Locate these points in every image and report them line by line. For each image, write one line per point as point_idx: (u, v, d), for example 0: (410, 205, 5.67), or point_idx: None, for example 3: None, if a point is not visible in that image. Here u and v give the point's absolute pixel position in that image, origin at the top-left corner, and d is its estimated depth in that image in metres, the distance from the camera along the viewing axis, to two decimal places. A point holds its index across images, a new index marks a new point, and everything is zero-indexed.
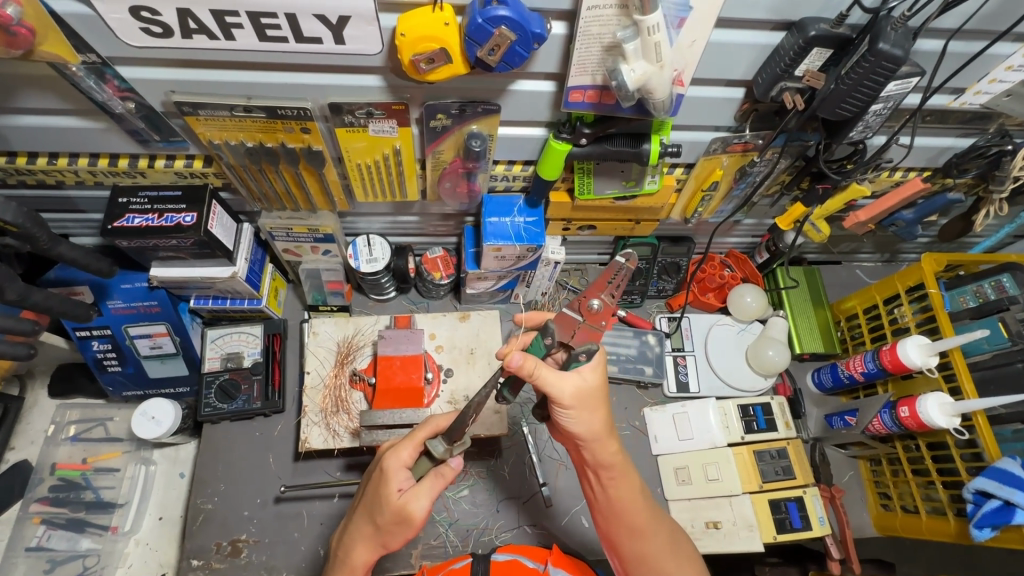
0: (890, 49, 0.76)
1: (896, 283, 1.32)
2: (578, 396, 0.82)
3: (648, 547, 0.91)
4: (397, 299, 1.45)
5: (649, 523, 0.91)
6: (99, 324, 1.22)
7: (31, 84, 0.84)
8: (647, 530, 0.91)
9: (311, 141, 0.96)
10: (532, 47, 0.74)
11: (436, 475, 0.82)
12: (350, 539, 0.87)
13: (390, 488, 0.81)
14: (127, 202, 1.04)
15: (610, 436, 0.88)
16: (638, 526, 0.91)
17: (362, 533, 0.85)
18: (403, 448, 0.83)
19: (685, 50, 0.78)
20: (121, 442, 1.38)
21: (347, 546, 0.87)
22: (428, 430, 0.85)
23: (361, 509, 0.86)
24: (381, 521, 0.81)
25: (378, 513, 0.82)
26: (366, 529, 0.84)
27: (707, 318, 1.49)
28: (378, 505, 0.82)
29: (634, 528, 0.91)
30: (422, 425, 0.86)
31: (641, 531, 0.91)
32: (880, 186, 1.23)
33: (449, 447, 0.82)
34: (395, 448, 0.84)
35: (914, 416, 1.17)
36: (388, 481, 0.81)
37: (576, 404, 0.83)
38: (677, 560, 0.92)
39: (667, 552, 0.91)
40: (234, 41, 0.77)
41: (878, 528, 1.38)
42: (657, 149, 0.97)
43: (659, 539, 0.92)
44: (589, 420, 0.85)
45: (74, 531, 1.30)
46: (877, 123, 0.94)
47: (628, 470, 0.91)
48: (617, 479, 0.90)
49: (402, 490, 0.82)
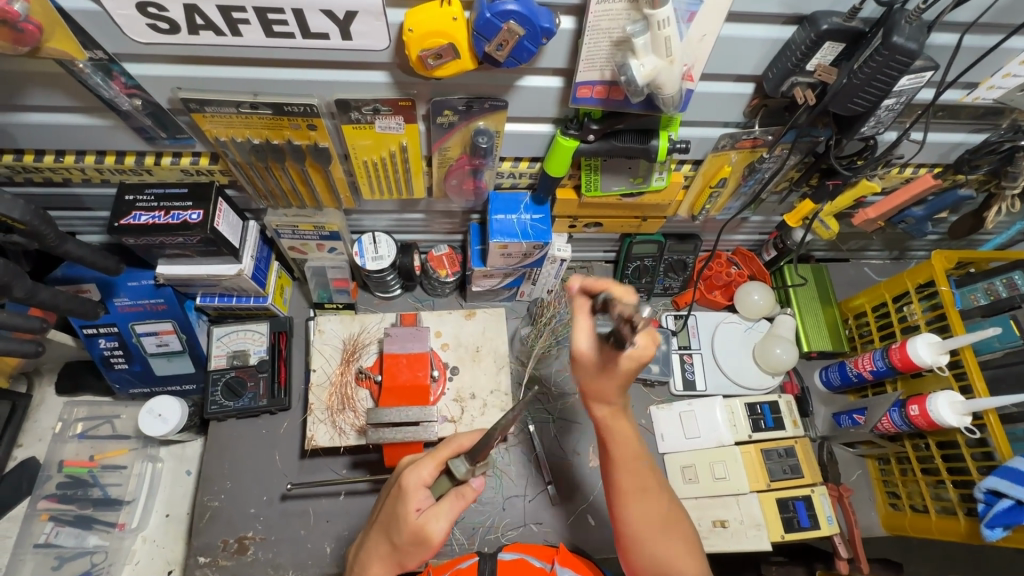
0: (905, 42, 0.75)
1: (905, 281, 1.31)
2: (586, 355, 0.83)
3: (635, 514, 0.89)
4: (403, 297, 1.45)
5: (638, 489, 0.90)
6: (106, 322, 1.22)
7: (38, 81, 0.84)
8: (633, 497, 0.90)
9: (317, 138, 0.96)
10: (540, 42, 0.73)
11: (457, 496, 0.80)
12: (366, 555, 0.86)
13: (409, 508, 0.79)
14: (134, 200, 1.03)
15: (612, 398, 0.89)
16: (628, 489, 0.90)
17: (378, 551, 0.84)
18: (424, 466, 0.82)
19: (695, 45, 0.77)
20: (128, 439, 1.38)
21: (362, 561, 0.86)
22: (450, 448, 0.84)
23: (377, 527, 0.85)
24: (399, 540, 0.80)
25: (395, 532, 0.81)
26: (383, 548, 0.83)
27: (714, 316, 1.48)
28: (396, 525, 0.81)
29: (622, 491, 0.90)
30: (445, 443, 0.84)
31: (628, 497, 0.90)
32: (890, 182, 1.22)
33: (472, 467, 0.82)
34: (416, 465, 0.82)
35: (924, 414, 1.16)
36: (408, 500, 0.80)
37: (585, 358, 0.83)
38: (659, 531, 0.89)
39: (653, 523, 0.89)
40: (240, 37, 0.76)
41: (886, 528, 1.37)
42: (665, 145, 0.96)
43: (647, 508, 0.89)
44: (593, 379, 0.87)
45: (82, 528, 1.30)
46: (889, 118, 0.93)
47: (621, 431, 0.91)
48: (612, 440, 0.91)
49: (421, 510, 0.80)
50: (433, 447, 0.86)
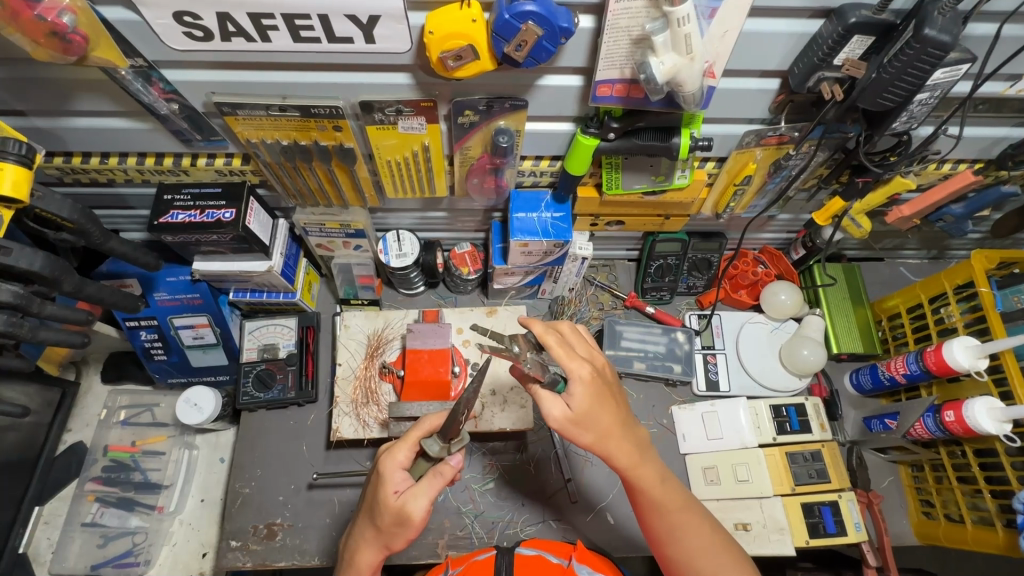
0: (937, 34, 0.72)
1: (943, 281, 1.26)
2: (572, 415, 0.81)
3: (690, 537, 0.89)
4: (426, 294, 1.48)
5: (686, 508, 0.90)
6: (146, 315, 1.29)
7: (86, 88, 0.89)
8: (684, 526, 0.89)
9: (343, 139, 0.99)
10: (559, 42, 0.74)
11: (436, 474, 0.81)
12: (356, 543, 0.87)
13: (388, 490, 0.82)
14: (172, 199, 1.08)
15: (621, 434, 0.85)
16: (676, 519, 0.89)
17: (366, 536, 0.85)
18: (400, 449, 0.84)
19: (717, 41, 0.76)
20: (167, 427, 1.46)
21: (354, 550, 0.87)
22: (422, 430, 0.86)
23: (364, 512, 0.88)
24: (383, 522, 0.82)
25: (378, 514, 0.83)
26: (370, 532, 0.85)
27: (739, 316, 1.46)
28: (377, 508, 0.83)
29: (673, 523, 0.89)
30: (416, 425, 0.86)
31: (679, 528, 0.89)
32: (927, 179, 1.17)
33: (446, 445, 0.83)
34: (391, 451, 0.85)
35: (960, 421, 1.12)
36: (386, 483, 0.82)
37: (578, 411, 0.81)
38: (720, 553, 0.89)
39: (707, 552, 0.88)
40: (270, 43, 0.79)
41: (918, 537, 1.32)
42: (688, 143, 0.94)
43: (697, 538, 0.89)
44: (595, 431, 0.83)
45: (125, 509, 1.39)
46: (923, 113, 0.90)
47: (642, 470, 0.88)
48: (639, 482, 0.88)
49: (400, 492, 0.82)
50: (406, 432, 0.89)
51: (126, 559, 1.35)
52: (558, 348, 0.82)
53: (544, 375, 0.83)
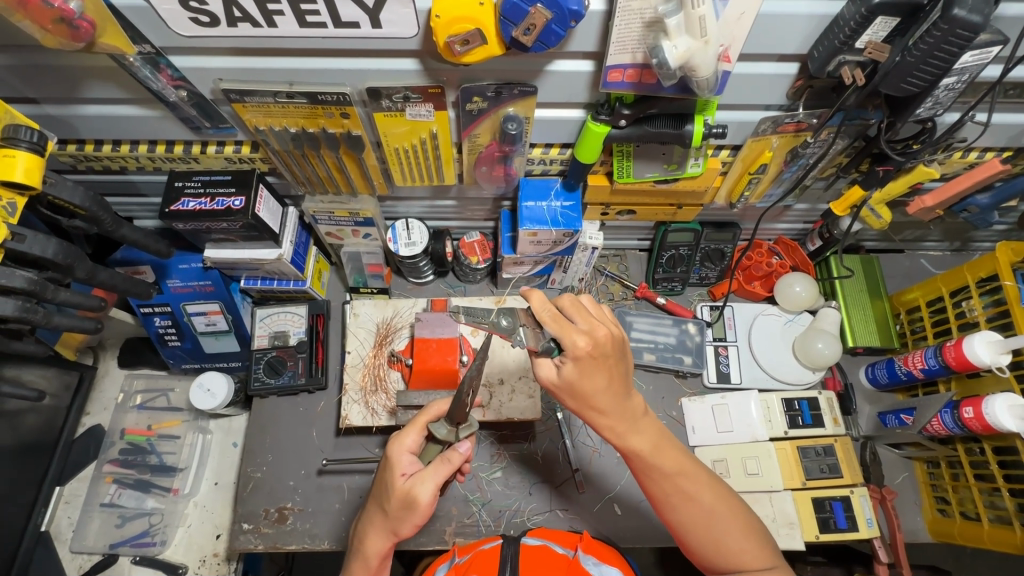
0: (967, 14, 0.69)
1: (965, 274, 1.23)
2: (562, 382, 0.80)
3: (691, 504, 0.89)
4: (435, 283, 1.47)
5: (683, 475, 0.89)
6: (159, 301, 1.31)
7: (94, 75, 0.89)
8: (685, 494, 0.89)
9: (351, 127, 0.98)
10: (569, 25, 0.72)
11: (444, 459, 0.82)
12: (364, 530, 0.88)
13: (395, 473, 0.83)
14: (182, 186, 1.09)
15: (616, 400, 0.83)
16: (675, 485, 0.89)
17: (374, 522, 0.86)
18: (408, 434, 0.87)
19: (733, 23, 0.74)
20: (182, 412, 1.50)
21: (361, 537, 0.88)
22: (430, 415, 0.89)
23: (373, 499, 0.89)
24: (390, 506, 0.83)
25: (386, 499, 0.84)
26: (378, 517, 0.86)
27: (752, 307, 1.43)
28: (386, 492, 0.84)
29: (673, 489, 0.89)
30: (424, 411, 0.89)
31: (679, 496, 0.89)
32: (951, 168, 1.13)
33: (453, 429, 0.87)
34: (401, 436, 0.87)
35: (980, 417, 1.10)
36: (394, 466, 0.84)
37: (567, 378, 0.80)
38: (722, 521, 0.89)
39: (705, 520, 0.89)
40: (276, 28, 0.79)
41: (933, 534, 1.29)
42: (702, 131, 0.92)
43: (695, 506, 0.89)
44: (585, 399, 0.82)
45: (141, 491, 1.43)
46: (949, 99, 0.86)
47: (635, 435, 0.87)
48: (634, 448, 0.87)
49: (408, 475, 0.83)
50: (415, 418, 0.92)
51: (143, 539, 1.39)
52: (552, 322, 0.78)
53: (538, 345, 0.83)
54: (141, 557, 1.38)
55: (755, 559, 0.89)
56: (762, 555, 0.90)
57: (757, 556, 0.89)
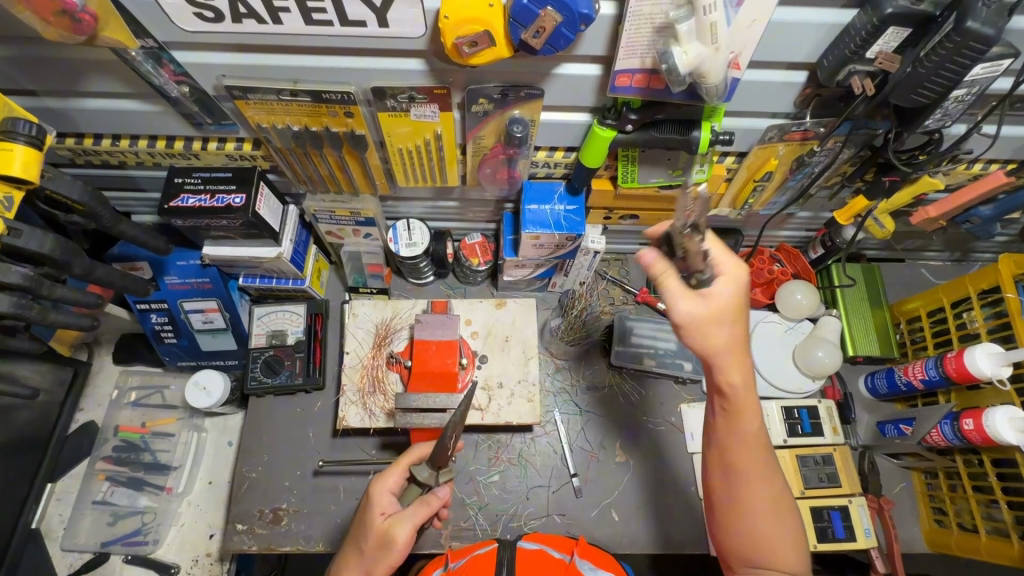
0: (980, 27, 0.68)
1: (966, 286, 1.23)
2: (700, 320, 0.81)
3: (746, 482, 0.89)
4: (436, 284, 1.46)
5: (756, 473, 0.89)
6: (156, 298, 1.30)
7: (95, 69, 0.88)
8: (746, 479, 0.89)
9: (354, 126, 0.97)
10: (579, 29, 0.71)
11: (422, 501, 0.87)
12: (338, 569, 0.90)
13: (375, 511, 0.87)
14: (182, 182, 1.08)
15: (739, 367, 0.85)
16: (749, 467, 0.89)
17: (349, 561, 0.88)
18: (390, 475, 0.91)
19: (744, 31, 0.73)
20: (177, 409, 1.48)
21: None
22: (412, 458, 0.93)
23: (350, 538, 0.91)
24: (367, 544, 0.86)
25: (363, 539, 0.87)
26: (353, 557, 0.88)
27: (753, 314, 1.42)
28: (363, 531, 0.87)
29: (743, 466, 0.89)
30: (407, 454, 0.93)
31: (740, 478, 0.89)
32: (955, 179, 1.13)
33: (434, 473, 0.89)
34: (383, 477, 0.91)
35: (980, 429, 1.10)
36: (374, 505, 0.88)
37: (698, 317, 0.80)
38: (777, 515, 0.89)
39: (767, 504, 0.88)
40: (281, 25, 0.77)
41: (929, 545, 1.29)
42: (708, 137, 0.92)
43: (765, 490, 0.88)
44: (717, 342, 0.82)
45: (134, 489, 1.41)
46: (958, 110, 0.86)
47: (748, 409, 0.87)
48: (738, 419, 0.88)
49: (386, 514, 0.87)
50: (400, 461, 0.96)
51: (135, 538, 1.38)
52: (681, 265, 0.81)
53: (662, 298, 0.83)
54: (133, 555, 1.36)
55: (789, 560, 0.87)
56: (799, 561, 0.88)
57: (795, 561, 0.88)
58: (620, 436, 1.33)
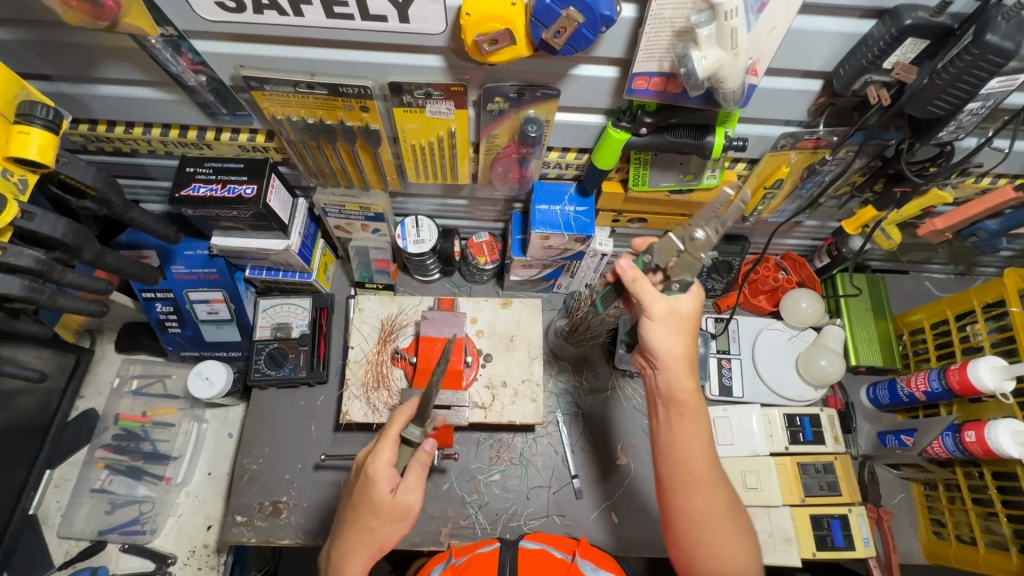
0: (999, 41, 0.69)
1: (971, 298, 1.23)
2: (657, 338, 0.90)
3: (700, 501, 0.87)
4: (441, 282, 1.46)
5: (698, 479, 0.87)
6: (163, 287, 1.30)
7: (113, 55, 0.88)
8: (689, 488, 0.87)
9: (369, 120, 0.97)
10: (599, 30, 0.72)
11: (418, 464, 0.87)
12: (344, 553, 0.86)
13: (382, 489, 0.84)
14: (194, 172, 1.08)
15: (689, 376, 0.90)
16: (694, 476, 0.87)
17: (358, 542, 0.86)
18: (385, 448, 0.86)
19: (763, 37, 0.73)
20: (178, 399, 1.48)
21: (340, 561, 0.87)
22: (397, 424, 0.89)
23: (349, 521, 0.87)
24: (380, 520, 0.85)
25: (372, 517, 0.85)
26: (361, 537, 0.86)
27: (756, 321, 1.43)
28: (370, 510, 0.85)
29: (691, 475, 0.88)
30: (391, 421, 0.89)
31: (685, 487, 0.87)
32: (964, 192, 1.14)
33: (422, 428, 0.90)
34: (377, 450, 0.87)
35: (981, 442, 1.10)
36: (380, 484, 0.84)
37: (653, 334, 0.90)
38: (728, 522, 0.87)
39: (715, 513, 0.87)
40: (302, 17, 0.78)
41: (926, 556, 1.30)
42: (722, 142, 0.92)
43: (710, 496, 0.87)
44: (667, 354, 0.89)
45: (133, 478, 1.41)
46: (972, 123, 0.86)
47: (698, 416, 0.90)
48: (682, 428, 0.89)
49: (393, 489, 0.86)
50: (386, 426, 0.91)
51: (133, 527, 1.37)
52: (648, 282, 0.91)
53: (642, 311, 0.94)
54: (130, 545, 1.36)
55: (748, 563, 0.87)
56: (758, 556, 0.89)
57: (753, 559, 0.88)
58: (621, 438, 1.34)
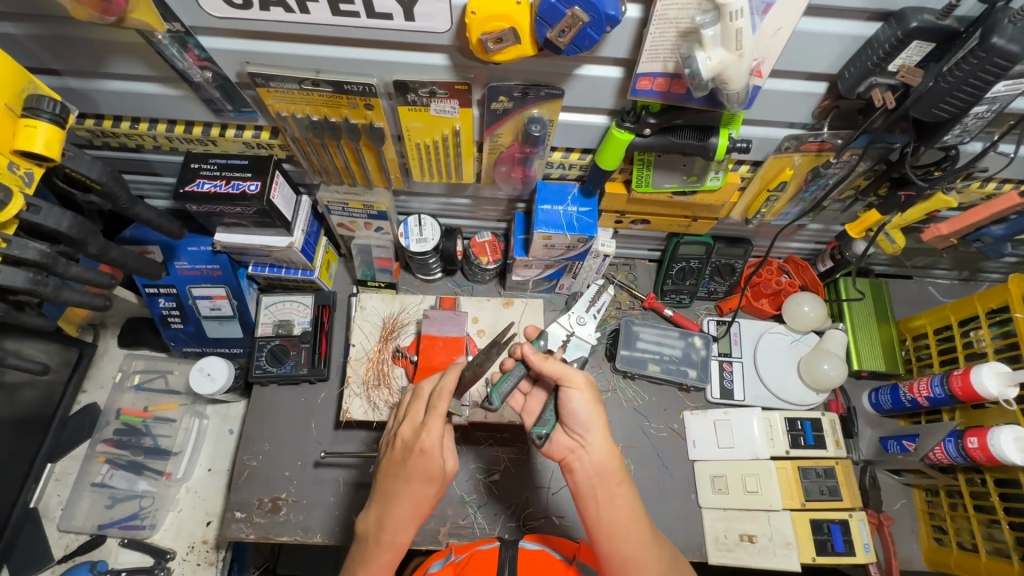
0: (1005, 44, 0.69)
1: (975, 304, 1.22)
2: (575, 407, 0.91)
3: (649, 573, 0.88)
4: (443, 281, 1.46)
5: (645, 549, 0.89)
6: (166, 282, 1.30)
7: (120, 51, 0.89)
8: (638, 562, 0.88)
9: (373, 118, 0.98)
10: (604, 30, 0.72)
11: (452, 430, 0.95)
12: (392, 524, 0.90)
13: (437, 462, 0.88)
14: (198, 168, 1.08)
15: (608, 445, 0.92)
16: (635, 548, 0.88)
17: (407, 511, 0.90)
18: (435, 425, 0.88)
19: (768, 38, 0.73)
20: (179, 395, 1.48)
21: (387, 531, 0.90)
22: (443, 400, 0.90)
23: (400, 494, 0.90)
24: (433, 489, 0.90)
25: (425, 487, 0.89)
26: (412, 506, 0.90)
27: (758, 324, 1.43)
28: (424, 481, 0.88)
29: (631, 549, 0.88)
30: (439, 398, 0.89)
31: (634, 563, 0.88)
32: (968, 197, 1.14)
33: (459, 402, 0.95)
34: (428, 428, 0.88)
35: (984, 448, 1.09)
36: (434, 458, 0.87)
37: (574, 408, 0.91)
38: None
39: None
40: (308, 15, 0.78)
41: (927, 563, 1.29)
42: (726, 144, 0.92)
43: (657, 563, 0.89)
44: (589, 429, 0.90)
45: (133, 473, 1.41)
46: (977, 127, 0.86)
47: (625, 484, 0.92)
48: (609, 497, 0.90)
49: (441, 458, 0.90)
50: (428, 401, 0.91)
51: (133, 522, 1.38)
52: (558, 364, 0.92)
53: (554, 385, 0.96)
54: (130, 539, 1.36)
55: None
56: None
57: None
58: (622, 439, 1.33)
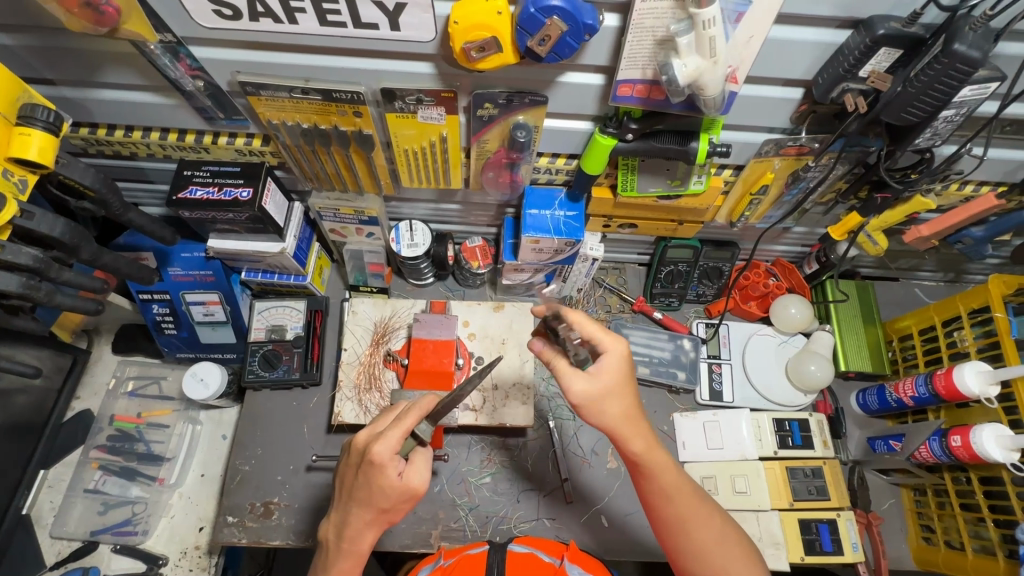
0: (967, 50, 0.71)
1: (957, 305, 1.24)
2: (588, 394, 0.85)
3: (700, 540, 0.89)
4: (435, 286, 1.48)
5: (696, 518, 0.90)
6: (159, 289, 1.32)
7: (115, 61, 0.91)
8: (693, 531, 0.89)
9: (362, 125, 1.00)
10: (583, 38, 0.74)
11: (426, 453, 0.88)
12: (351, 530, 0.88)
13: (391, 474, 0.83)
14: (191, 175, 1.10)
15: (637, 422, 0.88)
16: (682, 517, 0.90)
17: (364, 521, 0.87)
18: (392, 435, 0.84)
19: (741, 47, 0.76)
20: (172, 401, 1.49)
21: (349, 536, 0.88)
22: (414, 414, 0.87)
23: (358, 501, 0.87)
24: (389, 502, 0.85)
25: (380, 498, 0.85)
26: (368, 515, 0.86)
27: (747, 326, 1.45)
28: (378, 493, 0.84)
29: (682, 517, 0.90)
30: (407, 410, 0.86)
31: (689, 532, 0.90)
32: (947, 200, 1.16)
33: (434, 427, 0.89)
34: (383, 436, 0.84)
35: (967, 446, 1.11)
36: (387, 467, 0.83)
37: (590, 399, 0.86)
38: (729, 550, 0.89)
39: (718, 544, 0.89)
40: (296, 25, 0.80)
41: (917, 562, 1.29)
42: (706, 149, 0.95)
43: (709, 531, 0.90)
44: (613, 413, 0.87)
45: (126, 479, 1.42)
46: (947, 131, 0.88)
47: (664, 457, 0.90)
48: (652, 470, 0.89)
49: (401, 472, 0.84)
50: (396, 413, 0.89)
51: (126, 527, 1.38)
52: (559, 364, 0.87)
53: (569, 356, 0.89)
54: (122, 546, 1.36)
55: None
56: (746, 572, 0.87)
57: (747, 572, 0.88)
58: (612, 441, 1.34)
